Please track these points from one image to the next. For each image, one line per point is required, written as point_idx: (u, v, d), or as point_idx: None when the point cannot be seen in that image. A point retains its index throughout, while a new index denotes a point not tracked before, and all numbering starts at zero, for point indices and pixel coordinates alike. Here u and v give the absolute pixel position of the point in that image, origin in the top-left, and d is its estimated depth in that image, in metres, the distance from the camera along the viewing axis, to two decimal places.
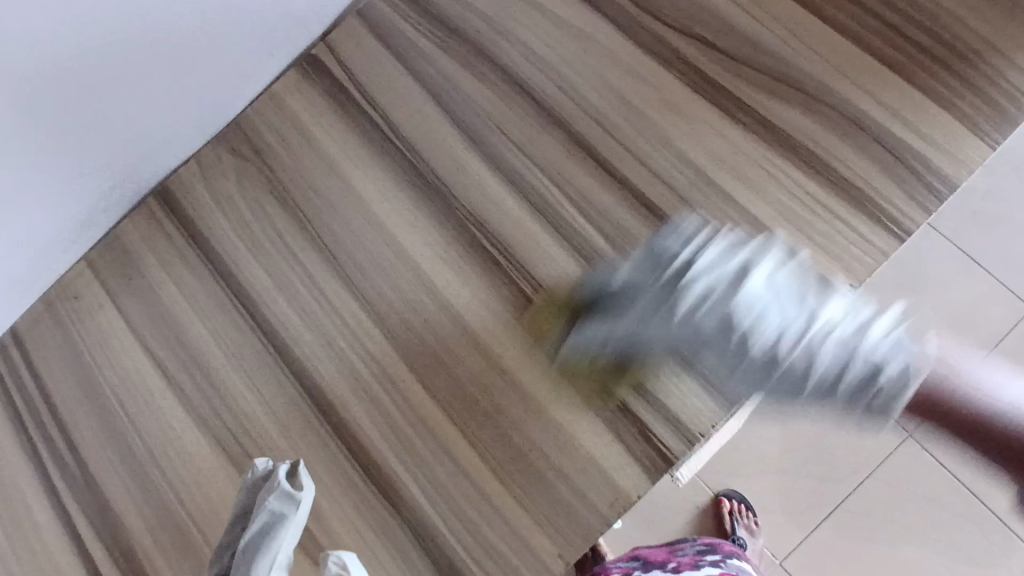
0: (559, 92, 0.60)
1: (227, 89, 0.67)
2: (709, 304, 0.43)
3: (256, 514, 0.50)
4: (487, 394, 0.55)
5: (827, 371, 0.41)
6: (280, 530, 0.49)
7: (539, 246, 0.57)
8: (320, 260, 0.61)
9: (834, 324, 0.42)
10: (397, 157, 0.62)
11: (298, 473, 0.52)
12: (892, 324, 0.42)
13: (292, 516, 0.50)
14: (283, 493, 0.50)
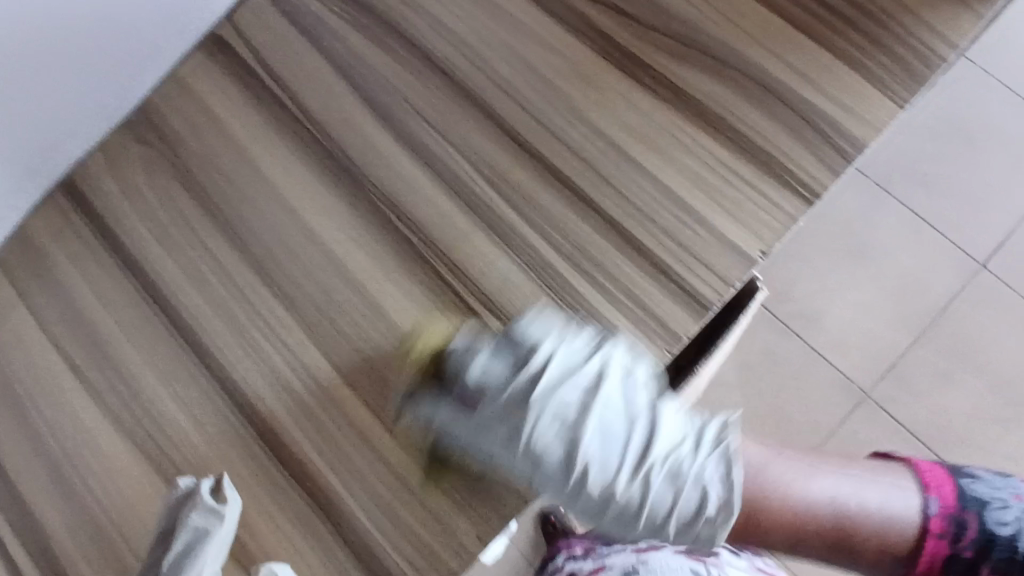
0: (469, 66, 0.59)
1: (129, 67, 0.64)
2: (537, 434, 0.50)
3: (182, 526, 0.52)
4: (404, 378, 0.54)
5: (576, 462, 0.51)
6: (205, 540, 0.52)
7: (453, 225, 0.56)
8: (233, 248, 0.59)
9: (569, 364, 0.51)
10: (305, 138, 0.60)
11: (222, 487, 0.53)
12: (625, 396, 0.52)
13: (216, 529, 0.52)
14: (207, 508, 0.52)
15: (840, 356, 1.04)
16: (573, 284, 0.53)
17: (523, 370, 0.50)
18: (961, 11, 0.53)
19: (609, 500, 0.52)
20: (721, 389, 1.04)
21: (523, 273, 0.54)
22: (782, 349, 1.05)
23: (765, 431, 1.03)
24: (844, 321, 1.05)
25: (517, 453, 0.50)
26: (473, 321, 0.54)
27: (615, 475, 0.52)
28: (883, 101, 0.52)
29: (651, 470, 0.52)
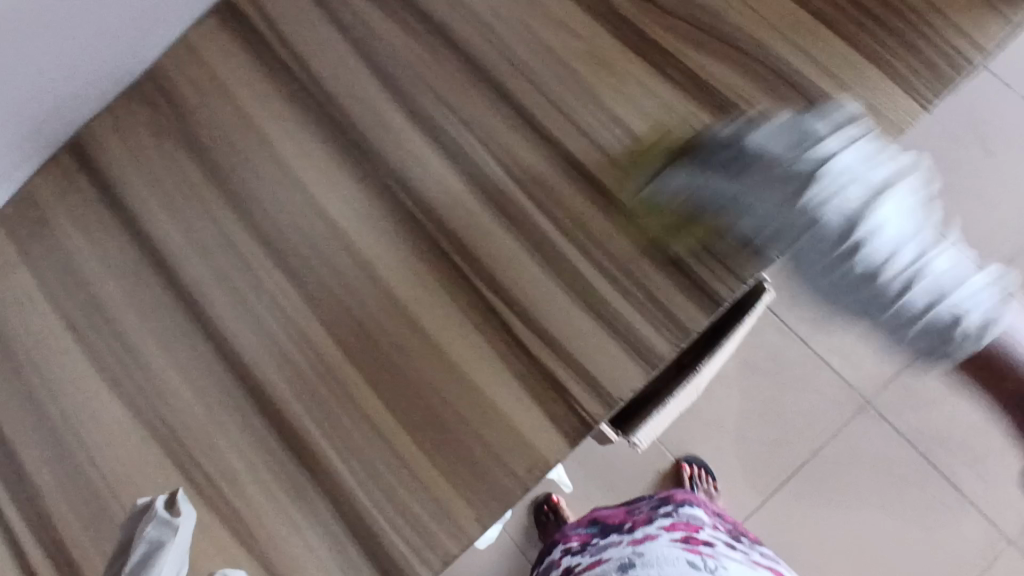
0: (487, 47, 0.58)
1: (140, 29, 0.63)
2: (831, 208, 0.39)
3: (132, 546, 0.46)
4: (407, 358, 0.53)
5: (872, 246, 0.37)
6: (160, 556, 0.46)
7: (463, 207, 0.55)
8: (238, 220, 0.58)
9: (858, 173, 0.40)
10: (318, 112, 0.59)
11: (178, 500, 0.48)
12: (898, 211, 0.38)
13: (170, 542, 0.46)
14: (161, 520, 0.47)
15: (840, 359, 1.15)
16: (582, 271, 0.52)
17: (802, 188, 0.41)
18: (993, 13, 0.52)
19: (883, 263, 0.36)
20: (720, 384, 1.18)
21: (531, 258, 0.53)
22: (787, 352, 1.17)
23: (760, 425, 1.16)
24: (843, 321, 1.15)
25: (831, 253, 0.38)
26: (480, 306, 0.53)
27: (896, 246, 0.36)
28: (908, 101, 0.51)
29: (903, 258, 0.36)
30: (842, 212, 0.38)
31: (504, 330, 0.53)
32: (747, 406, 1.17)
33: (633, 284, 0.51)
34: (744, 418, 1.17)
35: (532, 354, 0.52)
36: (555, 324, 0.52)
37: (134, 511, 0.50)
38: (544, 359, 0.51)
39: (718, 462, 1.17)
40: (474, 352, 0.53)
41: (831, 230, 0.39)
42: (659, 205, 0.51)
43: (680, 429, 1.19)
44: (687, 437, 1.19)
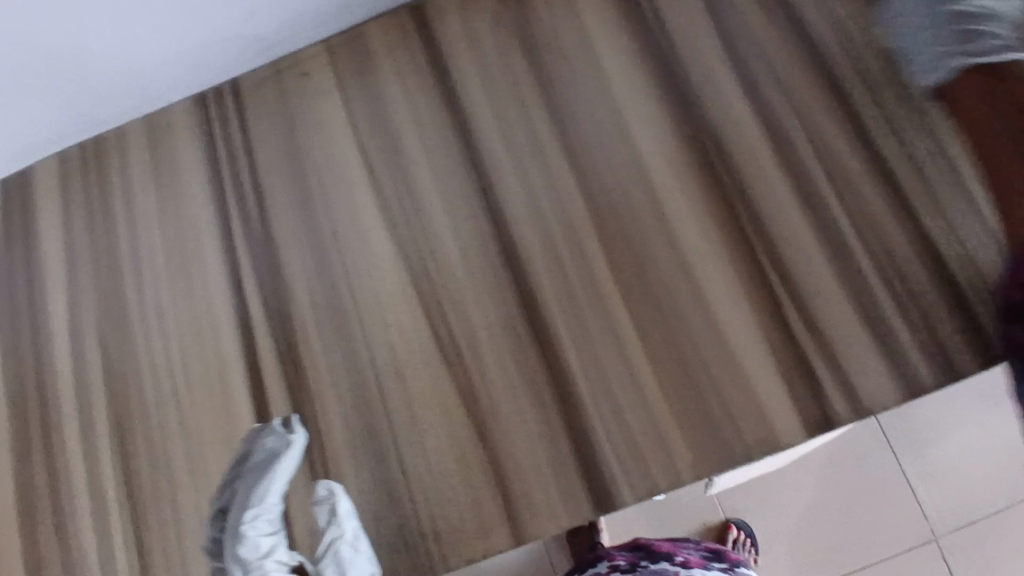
0: (839, 53, 0.60)
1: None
2: None
3: (253, 452, 0.54)
4: (672, 300, 0.56)
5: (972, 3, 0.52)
6: (275, 462, 0.53)
7: (769, 185, 0.57)
8: (551, 126, 0.62)
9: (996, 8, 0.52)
10: (658, 58, 0.63)
11: (291, 420, 0.55)
12: None
13: (286, 451, 0.53)
14: (278, 434, 0.54)
15: (930, 488, 0.91)
16: (870, 283, 0.54)
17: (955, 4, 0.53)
18: None
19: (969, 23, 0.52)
20: (800, 468, 0.94)
21: (822, 254, 0.55)
22: (874, 459, 0.92)
23: (823, 522, 0.92)
24: (959, 471, 0.91)
25: None
26: (756, 278, 0.55)
27: None
28: None
29: None
30: None
31: (774, 310, 0.54)
32: (829, 503, 0.92)
33: (917, 313, 0.52)
34: (813, 506, 0.93)
35: (796, 341, 0.53)
36: (828, 321, 0.53)
37: (250, 430, 0.57)
38: (806, 349, 0.53)
39: (773, 546, 0.92)
40: (739, 318, 0.55)
41: None
42: None
43: (743, 493, 0.94)
44: (748, 507, 0.94)
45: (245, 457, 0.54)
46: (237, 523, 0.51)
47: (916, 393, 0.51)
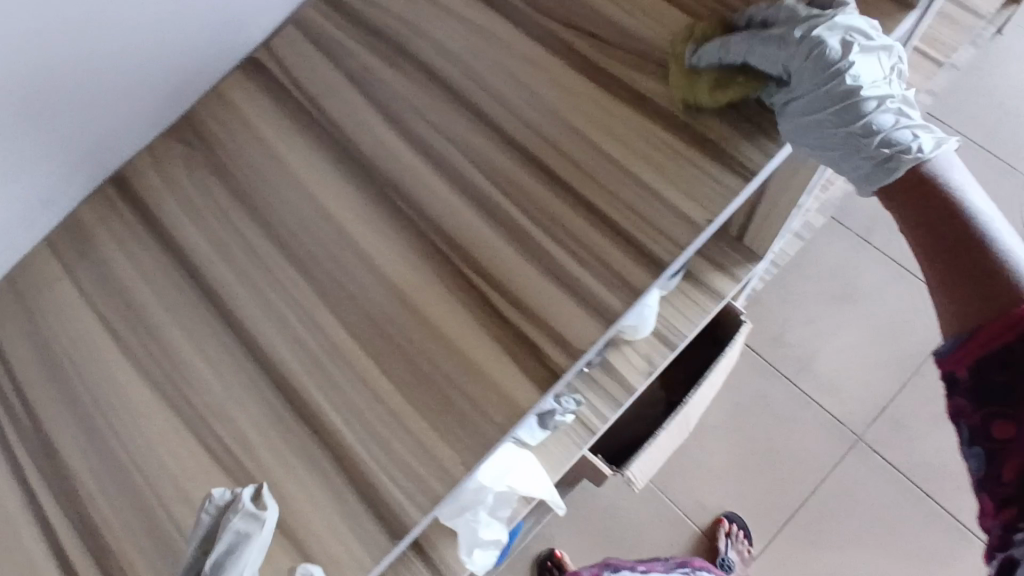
0: (467, 80, 0.69)
1: (184, 77, 0.76)
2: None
3: (220, 536, 0.52)
4: (401, 331, 0.61)
5: (841, 74, 0.58)
6: (245, 545, 0.52)
7: (447, 204, 0.65)
8: (258, 227, 0.67)
9: (823, 11, 0.61)
10: (330, 140, 0.69)
11: (261, 494, 0.54)
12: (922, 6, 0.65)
13: (252, 537, 0.52)
14: (246, 513, 0.53)
15: None
16: (546, 247, 0.62)
17: (806, 16, 0.60)
18: (875, 29, 0.64)
19: (899, 152, 0.57)
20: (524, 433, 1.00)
21: (507, 243, 0.63)
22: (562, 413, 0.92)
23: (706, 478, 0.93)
24: None
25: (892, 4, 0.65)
26: (463, 283, 0.62)
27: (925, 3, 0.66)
28: None
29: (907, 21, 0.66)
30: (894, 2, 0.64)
31: (484, 302, 0.61)
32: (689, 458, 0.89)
33: (586, 253, 0.61)
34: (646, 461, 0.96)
35: (509, 321, 0.60)
36: (530, 295, 0.61)
37: (208, 494, 0.55)
38: (518, 323, 0.60)
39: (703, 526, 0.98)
40: (461, 321, 0.61)
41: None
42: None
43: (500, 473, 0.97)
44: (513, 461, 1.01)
45: (209, 536, 0.54)
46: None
47: (610, 321, 0.59)
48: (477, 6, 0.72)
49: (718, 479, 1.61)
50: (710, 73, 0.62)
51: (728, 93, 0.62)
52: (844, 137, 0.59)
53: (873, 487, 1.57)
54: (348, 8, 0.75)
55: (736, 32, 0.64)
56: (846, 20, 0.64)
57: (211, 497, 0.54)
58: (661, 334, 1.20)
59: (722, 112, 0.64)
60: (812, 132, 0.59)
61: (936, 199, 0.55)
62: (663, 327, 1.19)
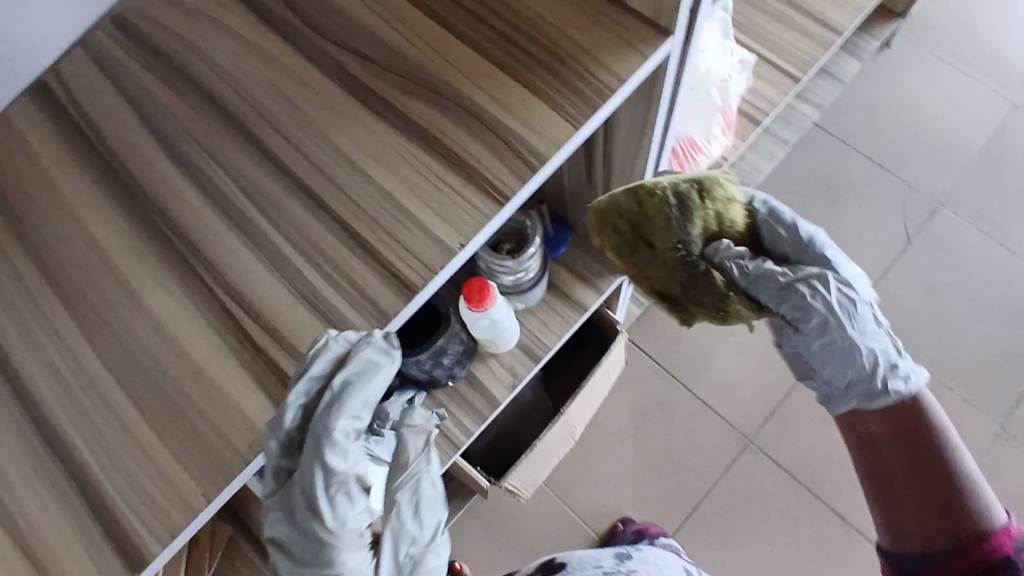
0: (240, 102, 0.68)
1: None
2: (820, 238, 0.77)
3: (350, 363, 0.59)
4: (154, 358, 0.61)
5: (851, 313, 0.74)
6: (376, 375, 0.61)
7: (210, 228, 0.64)
8: (27, 255, 0.66)
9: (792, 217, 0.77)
10: (104, 164, 0.68)
11: (391, 334, 0.61)
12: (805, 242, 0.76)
13: (387, 367, 0.61)
14: (379, 348, 0.60)
15: None
16: (304, 273, 0.62)
17: (807, 241, 0.76)
18: (632, 55, 0.65)
19: (873, 381, 0.73)
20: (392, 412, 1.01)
21: (265, 268, 0.62)
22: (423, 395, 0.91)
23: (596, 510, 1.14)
24: None
25: (788, 240, 0.77)
26: (221, 311, 0.62)
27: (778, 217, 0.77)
28: (561, 123, 0.63)
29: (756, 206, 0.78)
30: (800, 241, 0.76)
31: (239, 330, 0.61)
32: None
33: (342, 280, 0.62)
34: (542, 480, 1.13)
35: (261, 348, 0.61)
36: (284, 323, 0.61)
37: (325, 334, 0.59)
38: (270, 351, 0.61)
39: None
40: (216, 349, 0.61)
41: (784, 237, 0.77)
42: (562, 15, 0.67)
43: None
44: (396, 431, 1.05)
45: (339, 364, 0.59)
46: (332, 425, 0.61)
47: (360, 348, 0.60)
48: (256, 25, 0.70)
49: (615, 486, 1.61)
50: (734, 208, 0.75)
51: (735, 227, 0.75)
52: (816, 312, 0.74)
53: (762, 488, 1.60)
54: (134, 29, 0.73)
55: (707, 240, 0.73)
56: (604, 47, 0.66)
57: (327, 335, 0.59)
58: (527, 347, 1.19)
59: (639, 235, 0.73)
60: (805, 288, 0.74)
61: (914, 442, 0.70)
62: (529, 340, 1.19)
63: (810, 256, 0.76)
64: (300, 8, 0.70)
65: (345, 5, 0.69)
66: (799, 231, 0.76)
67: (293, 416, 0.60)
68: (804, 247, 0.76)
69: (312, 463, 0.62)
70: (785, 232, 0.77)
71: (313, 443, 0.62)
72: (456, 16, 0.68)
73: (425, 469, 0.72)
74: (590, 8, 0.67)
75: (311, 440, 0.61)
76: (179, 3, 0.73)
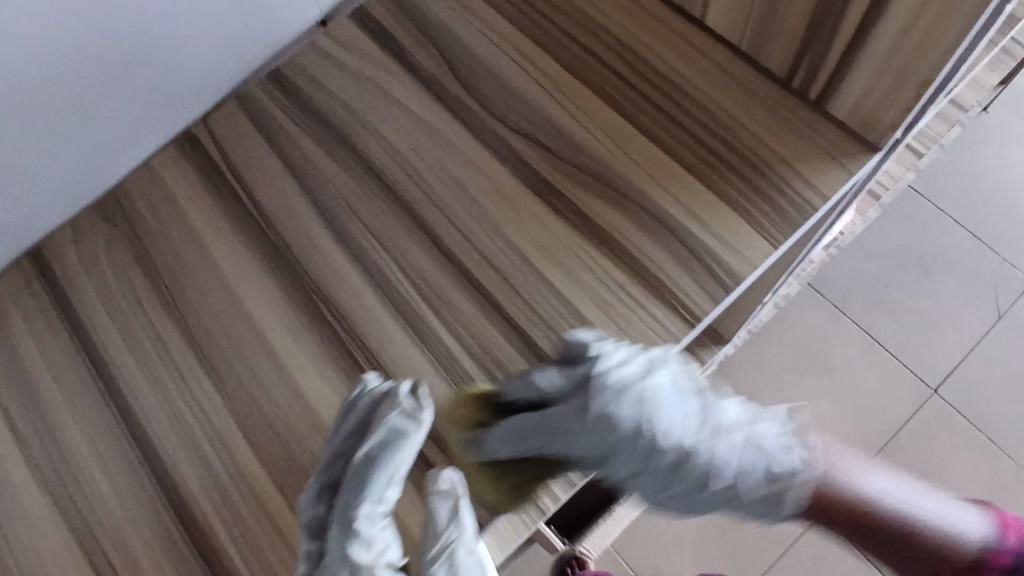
0: (409, 183, 0.65)
1: (129, 138, 0.71)
2: (654, 417, 0.47)
3: (376, 428, 0.53)
4: (312, 459, 0.58)
5: (716, 478, 0.47)
6: (402, 441, 0.53)
7: (374, 320, 0.61)
8: (176, 329, 0.63)
9: (649, 413, 0.47)
10: (259, 235, 0.65)
11: (420, 393, 0.55)
12: (636, 400, 0.47)
13: (413, 433, 0.53)
14: (405, 411, 0.54)
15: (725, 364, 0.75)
16: (475, 380, 0.58)
17: (588, 383, 0.48)
18: (835, 169, 0.61)
19: (779, 485, 0.46)
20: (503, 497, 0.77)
21: (433, 371, 0.59)
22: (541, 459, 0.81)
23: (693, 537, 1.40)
24: None
25: (581, 415, 0.48)
26: None
27: (583, 394, 0.48)
28: (759, 240, 0.59)
29: (601, 362, 0.48)
30: (600, 414, 0.47)
31: None
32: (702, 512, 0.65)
33: None
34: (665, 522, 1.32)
35: (426, 459, 0.57)
36: (450, 434, 0.57)
37: (353, 398, 0.56)
38: (433, 460, 0.57)
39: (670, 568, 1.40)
40: None
41: (572, 405, 0.48)
42: (758, 118, 0.63)
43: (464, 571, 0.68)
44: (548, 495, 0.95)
45: (368, 426, 0.55)
46: (356, 502, 0.54)
47: (532, 469, 0.55)
48: (427, 102, 0.68)
49: None
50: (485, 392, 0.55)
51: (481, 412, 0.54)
52: (656, 474, 0.48)
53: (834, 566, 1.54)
54: (294, 89, 0.70)
55: (506, 409, 0.54)
56: (803, 156, 0.61)
57: (364, 392, 0.56)
58: None
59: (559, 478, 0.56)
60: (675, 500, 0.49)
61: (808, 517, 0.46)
62: None
63: (649, 413, 0.47)
64: (474, 87, 0.68)
65: (523, 89, 0.67)
66: (586, 358, 0.49)
67: (326, 474, 0.56)
68: (581, 380, 0.49)
69: (338, 553, 0.54)
70: (579, 373, 0.49)
71: (341, 511, 0.54)
72: (640, 110, 0.65)
73: (461, 536, 0.55)
74: (788, 113, 0.63)
75: (343, 501, 0.54)
76: (344, 67, 0.70)
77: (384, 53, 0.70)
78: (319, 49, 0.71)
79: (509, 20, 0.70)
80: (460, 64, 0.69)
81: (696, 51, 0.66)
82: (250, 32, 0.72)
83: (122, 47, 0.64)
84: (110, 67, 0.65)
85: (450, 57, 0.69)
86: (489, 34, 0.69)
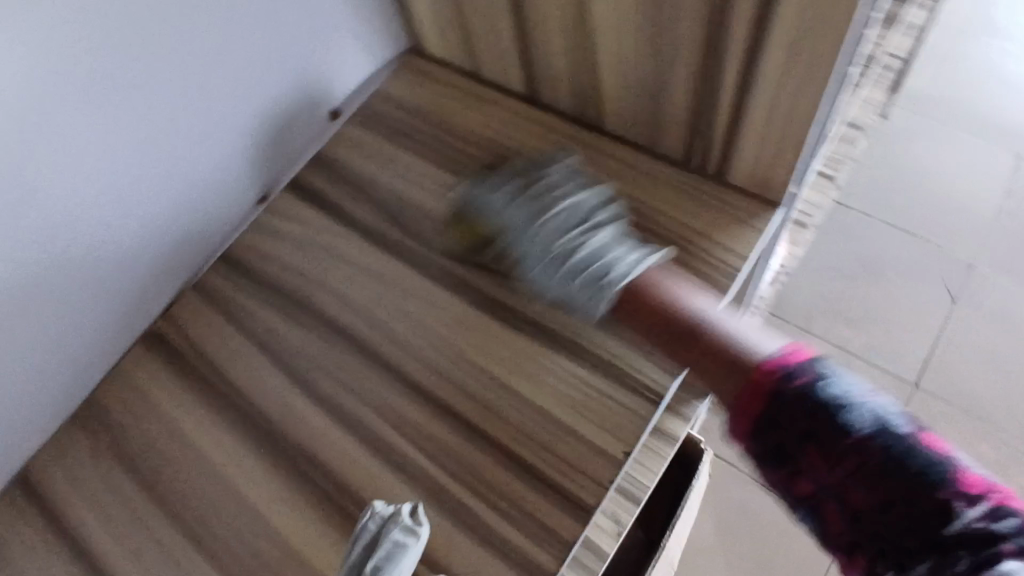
0: (369, 330, 0.68)
1: (99, 347, 0.74)
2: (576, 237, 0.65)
3: (381, 544, 0.57)
4: None
5: (608, 276, 0.62)
6: (404, 556, 0.57)
7: (361, 469, 0.63)
8: (172, 522, 0.64)
9: (580, 210, 0.66)
10: (237, 411, 0.67)
11: (416, 512, 0.59)
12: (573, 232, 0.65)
13: (414, 546, 0.57)
14: (406, 527, 0.58)
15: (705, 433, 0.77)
16: (470, 504, 0.60)
17: (551, 238, 0.65)
18: (750, 231, 0.66)
19: (611, 273, 0.63)
20: None
21: (427, 506, 0.60)
22: None
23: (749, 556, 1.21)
24: None
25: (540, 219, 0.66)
26: None
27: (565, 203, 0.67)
28: (700, 311, 0.64)
29: (575, 197, 0.67)
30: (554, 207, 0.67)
31: None
32: None
33: (509, 506, 0.59)
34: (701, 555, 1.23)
35: None
36: (456, 565, 0.58)
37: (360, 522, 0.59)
38: None
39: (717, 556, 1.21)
40: None
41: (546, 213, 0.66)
42: (671, 201, 0.69)
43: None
44: None
45: (372, 545, 0.58)
46: None
47: None
48: (371, 251, 0.72)
49: None
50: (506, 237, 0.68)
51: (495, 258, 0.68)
52: (568, 275, 0.63)
53: None
54: (246, 267, 0.74)
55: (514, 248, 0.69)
56: (719, 226, 0.67)
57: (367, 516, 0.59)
58: None
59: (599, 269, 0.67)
60: (588, 274, 0.63)
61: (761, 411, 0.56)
62: None
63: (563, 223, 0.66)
64: (411, 228, 0.73)
65: (456, 220, 0.72)
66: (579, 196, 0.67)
67: None
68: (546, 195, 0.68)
69: None
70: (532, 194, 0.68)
71: None
72: None
73: None
74: (697, 191, 0.69)
75: None
76: (288, 236, 0.75)
77: (323, 215, 0.75)
78: (262, 224, 0.76)
79: (432, 163, 0.76)
80: (395, 211, 0.74)
81: (603, 154, 0.73)
82: (198, 222, 0.76)
83: (86, 266, 0.68)
84: (77, 287, 0.68)
85: (384, 207, 0.75)
86: (414, 178, 0.76)
